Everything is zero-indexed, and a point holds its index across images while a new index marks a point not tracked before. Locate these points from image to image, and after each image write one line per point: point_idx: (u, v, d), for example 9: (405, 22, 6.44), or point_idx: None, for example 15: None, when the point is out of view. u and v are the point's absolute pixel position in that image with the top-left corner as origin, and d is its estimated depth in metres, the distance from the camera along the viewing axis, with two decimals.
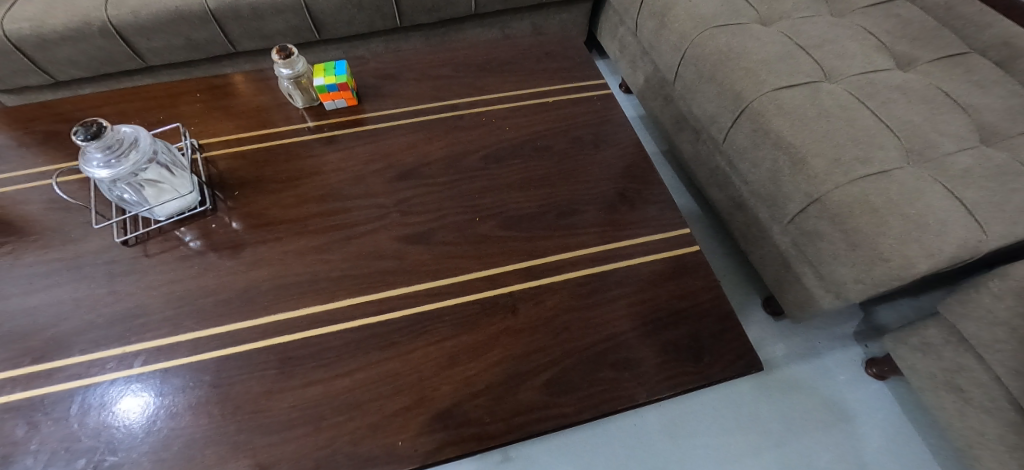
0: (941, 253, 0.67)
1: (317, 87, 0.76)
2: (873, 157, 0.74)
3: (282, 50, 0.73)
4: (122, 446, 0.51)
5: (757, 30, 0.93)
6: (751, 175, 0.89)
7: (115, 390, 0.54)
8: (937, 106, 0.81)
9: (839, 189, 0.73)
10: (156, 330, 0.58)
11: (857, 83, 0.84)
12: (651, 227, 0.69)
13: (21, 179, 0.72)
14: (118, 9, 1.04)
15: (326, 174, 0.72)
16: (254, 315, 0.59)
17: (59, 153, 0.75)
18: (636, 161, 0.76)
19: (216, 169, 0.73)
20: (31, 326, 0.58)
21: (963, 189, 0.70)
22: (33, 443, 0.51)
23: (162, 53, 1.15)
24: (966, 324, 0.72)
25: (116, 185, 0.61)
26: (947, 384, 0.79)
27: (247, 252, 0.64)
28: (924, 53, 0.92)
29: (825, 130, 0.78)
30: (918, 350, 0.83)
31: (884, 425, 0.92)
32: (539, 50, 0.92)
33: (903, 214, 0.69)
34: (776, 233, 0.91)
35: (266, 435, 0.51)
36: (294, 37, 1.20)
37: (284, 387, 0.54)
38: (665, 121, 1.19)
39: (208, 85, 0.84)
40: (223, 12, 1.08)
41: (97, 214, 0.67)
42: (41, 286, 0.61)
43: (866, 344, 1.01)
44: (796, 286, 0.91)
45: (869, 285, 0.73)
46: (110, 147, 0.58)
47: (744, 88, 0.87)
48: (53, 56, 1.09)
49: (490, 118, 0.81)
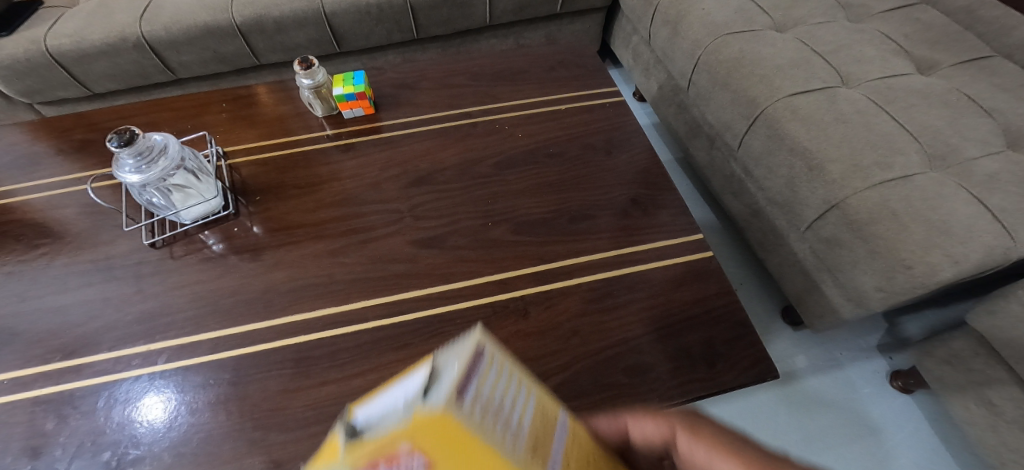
0: (967, 260, 0.64)
1: (337, 96, 0.79)
2: (893, 163, 0.73)
3: (303, 60, 0.76)
4: (144, 440, 0.53)
5: (772, 36, 0.93)
6: (767, 182, 0.88)
7: (139, 386, 0.56)
8: (959, 110, 0.79)
9: (858, 195, 0.72)
10: (179, 329, 0.60)
11: (876, 88, 0.83)
12: (663, 232, 0.69)
13: (58, 185, 0.76)
14: (151, 24, 1.09)
15: (342, 180, 0.74)
16: (272, 315, 0.61)
17: (93, 160, 0.79)
18: (648, 166, 0.76)
19: (239, 175, 0.76)
20: (63, 324, 0.61)
21: (988, 196, 0.68)
22: (62, 436, 0.53)
23: (192, 66, 1.20)
24: (995, 335, 0.70)
25: (145, 189, 0.65)
26: (977, 398, 0.76)
27: (267, 255, 0.66)
28: (946, 57, 0.90)
29: (842, 135, 0.77)
30: (945, 362, 0.80)
31: (911, 440, 0.89)
32: (552, 59, 0.93)
33: (925, 220, 0.67)
34: (794, 241, 0.90)
35: (282, 433, 0.52)
36: (315, 49, 1.24)
37: (300, 386, 0.55)
38: (679, 128, 1.19)
39: (233, 95, 0.88)
40: (249, 26, 1.13)
41: (128, 218, 0.71)
42: (74, 285, 0.64)
43: (890, 356, 0.98)
44: (816, 294, 0.89)
45: (891, 293, 0.71)
46: (142, 154, 0.61)
47: (759, 93, 0.87)
48: (90, 69, 1.15)
49: (503, 125, 0.82)
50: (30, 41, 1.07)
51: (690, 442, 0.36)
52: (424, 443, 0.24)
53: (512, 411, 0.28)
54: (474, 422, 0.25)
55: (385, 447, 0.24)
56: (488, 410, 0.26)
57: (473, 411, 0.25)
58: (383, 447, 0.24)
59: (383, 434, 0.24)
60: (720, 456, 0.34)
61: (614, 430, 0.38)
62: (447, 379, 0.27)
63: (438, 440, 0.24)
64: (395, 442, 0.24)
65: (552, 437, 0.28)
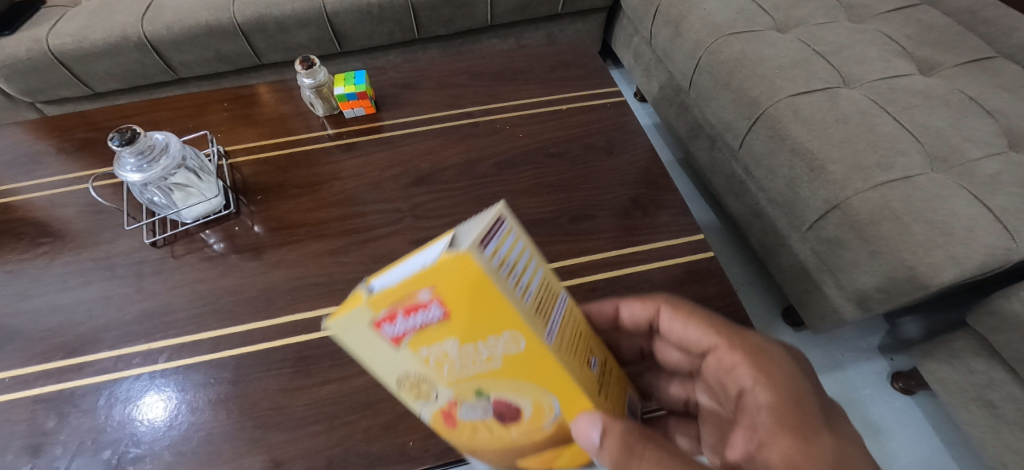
0: (969, 261, 0.64)
1: (338, 96, 0.79)
2: (895, 163, 0.72)
3: (304, 60, 0.76)
4: (145, 439, 0.53)
5: (773, 37, 0.93)
6: (768, 182, 0.88)
7: (140, 385, 0.56)
8: (962, 111, 0.79)
9: (859, 196, 0.72)
10: (180, 328, 0.60)
11: (877, 88, 0.83)
12: (664, 232, 0.69)
13: (59, 184, 0.76)
14: (153, 24, 1.09)
15: (343, 180, 0.74)
16: (273, 315, 0.61)
17: (94, 159, 0.79)
18: (650, 166, 0.76)
19: (240, 175, 0.76)
20: (64, 322, 0.61)
21: (990, 196, 0.68)
22: (62, 434, 0.53)
23: (193, 66, 1.20)
24: (997, 336, 0.70)
25: (146, 188, 0.65)
26: (978, 400, 0.76)
27: (268, 254, 0.66)
28: (947, 58, 0.90)
29: (843, 136, 0.76)
30: (946, 363, 0.80)
31: (913, 442, 0.89)
32: (553, 59, 0.93)
33: (927, 221, 0.67)
34: (795, 242, 0.90)
35: (282, 432, 0.53)
36: (317, 49, 1.24)
37: (301, 385, 0.55)
38: (680, 129, 1.19)
39: (235, 95, 0.88)
40: (250, 26, 1.13)
41: (130, 217, 0.71)
42: (75, 284, 0.64)
43: (891, 357, 0.98)
44: (817, 295, 0.89)
45: (892, 294, 0.71)
46: (143, 153, 0.61)
47: (760, 94, 0.87)
48: (92, 68, 1.15)
49: (503, 125, 0.82)
50: (33, 40, 1.08)
51: (669, 314, 0.46)
52: (445, 289, 0.26)
53: (521, 268, 0.30)
54: (495, 271, 0.27)
55: (410, 291, 0.26)
56: (504, 266, 0.28)
57: (494, 262, 0.27)
58: (403, 293, 0.26)
59: (403, 277, 0.26)
60: (691, 324, 0.44)
61: (609, 312, 0.50)
62: (468, 232, 0.27)
63: (458, 288, 0.26)
64: (416, 290, 0.26)
65: (549, 305, 0.32)
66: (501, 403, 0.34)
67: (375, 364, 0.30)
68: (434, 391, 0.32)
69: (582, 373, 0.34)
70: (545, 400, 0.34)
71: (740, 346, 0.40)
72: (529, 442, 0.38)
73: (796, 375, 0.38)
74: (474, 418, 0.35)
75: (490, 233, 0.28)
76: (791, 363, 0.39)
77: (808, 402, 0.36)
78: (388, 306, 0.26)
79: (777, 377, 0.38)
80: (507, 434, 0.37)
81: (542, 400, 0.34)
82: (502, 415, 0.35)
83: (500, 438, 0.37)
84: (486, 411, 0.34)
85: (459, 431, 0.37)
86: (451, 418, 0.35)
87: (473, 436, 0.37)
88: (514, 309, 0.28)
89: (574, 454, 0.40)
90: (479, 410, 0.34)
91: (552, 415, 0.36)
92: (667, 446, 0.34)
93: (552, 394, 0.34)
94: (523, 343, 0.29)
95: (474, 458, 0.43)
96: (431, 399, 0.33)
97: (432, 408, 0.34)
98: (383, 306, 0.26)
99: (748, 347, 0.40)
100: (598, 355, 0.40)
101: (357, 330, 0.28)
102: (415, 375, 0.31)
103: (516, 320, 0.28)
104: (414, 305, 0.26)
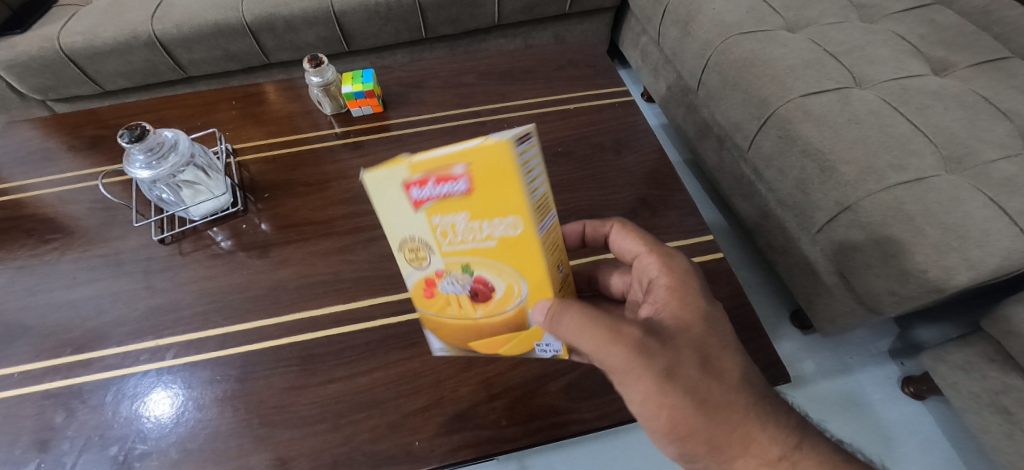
0: (984, 264, 0.63)
1: (345, 94, 0.78)
2: (908, 164, 0.71)
3: (313, 59, 0.77)
4: (151, 436, 0.53)
5: (784, 37, 0.92)
6: (778, 183, 0.87)
7: (147, 382, 0.56)
8: (976, 112, 0.78)
9: (872, 197, 0.71)
10: (186, 325, 0.60)
11: (890, 89, 0.82)
12: (673, 233, 0.68)
13: (68, 181, 0.76)
14: (163, 23, 1.10)
15: (351, 178, 0.74)
16: (280, 312, 0.61)
17: (104, 156, 0.79)
18: (658, 167, 0.75)
19: (248, 173, 0.76)
20: (72, 319, 0.61)
21: (1007, 198, 0.66)
22: (70, 429, 0.53)
23: (202, 64, 1.21)
24: (1012, 341, 0.68)
25: (155, 185, 0.65)
26: (992, 406, 0.74)
27: (275, 252, 0.66)
28: (961, 58, 0.89)
29: (856, 136, 0.75)
30: (960, 368, 0.79)
31: (924, 449, 0.88)
32: (561, 58, 0.93)
33: (940, 222, 0.66)
34: (804, 244, 0.89)
35: (289, 430, 0.52)
36: (324, 48, 1.24)
37: (306, 383, 0.55)
38: (688, 129, 1.18)
39: (242, 93, 0.88)
40: (259, 24, 1.13)
41: (138, 214, 0.71)
42: (84, 280, 0.65)
43: (901, 362, 0.97)
44: (826, 297, 0.88)
45: (904, 297, 0.70)
46: (152, 150, 0.61)
47: (770, 94, 0.86)
48: (103, 67, 1.16)
49: (511, 124, 0.82)
50: (45, 39, 1.09)
51: (615, 227, 0.51)
52: (476, 166, 0.36)
53: (536, 174, 0.39)
54: (519, 166, 0.36)
55: (449, 162, 0.36)
56: (527, 166, 0.37)
57: (521, 159, 0.36)
58: (441, 165, 0.36)
59: (448, 151, 0.36)
60: (629, 235, 0.50)
61: (572, 232, 0.56)
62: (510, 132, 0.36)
63: (486, 168, 0.36)
64: (453, 164, 0.36)
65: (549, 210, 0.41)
66: (481, 273, 0.44)
67: (396, 218, 0.40)
68: (432, 253, 0.42)
69: (552, 269, 0.44)
70: (516, 281, 0.44)
71: (659, 251, 0.47)
72: (489, 321, 0.48)
73: (690, 269, 0.46)
74: (459, 289, 0.45)
75: (525, 136, 0.37)
76: (691, 266, 0.47)
77: (692, 284, 0.44)
78: (426, 169, 0.36)
79: (675, 269, 0.46)
80: (476, 306, 0.47)
81: (515, 283, 0.44)
82: (482, 292, 0.45)
83: (469, 308, 0.47)
84: (467, 277, 0.44)
85: (435, 301, 0.47)
86: (437, 278, 0.45)
87: (446, 303, 0.47)
88: (524, 200, 0.38)
89: (523, 338, 0.50)
90: (463, 274, 0.44)
91: (518, 298, 0.45)
92: (586, 303, 0.42)
93: (525, 280, 0.44)
94: (520, 227, 0.40)
95: (431, 337, 0.52)
96: (429, 256, 0.42)
97: (426, 265, 0.43)
98: (423, 168, 0.36)
99: (662, 249, 0.47)
100: (565, 268, 0.48)
101: (394, 183, 0.38)
102: (425, 233, 0.40)
103: (521, 208, 0.38)
104: (447, 175, 0.36)
